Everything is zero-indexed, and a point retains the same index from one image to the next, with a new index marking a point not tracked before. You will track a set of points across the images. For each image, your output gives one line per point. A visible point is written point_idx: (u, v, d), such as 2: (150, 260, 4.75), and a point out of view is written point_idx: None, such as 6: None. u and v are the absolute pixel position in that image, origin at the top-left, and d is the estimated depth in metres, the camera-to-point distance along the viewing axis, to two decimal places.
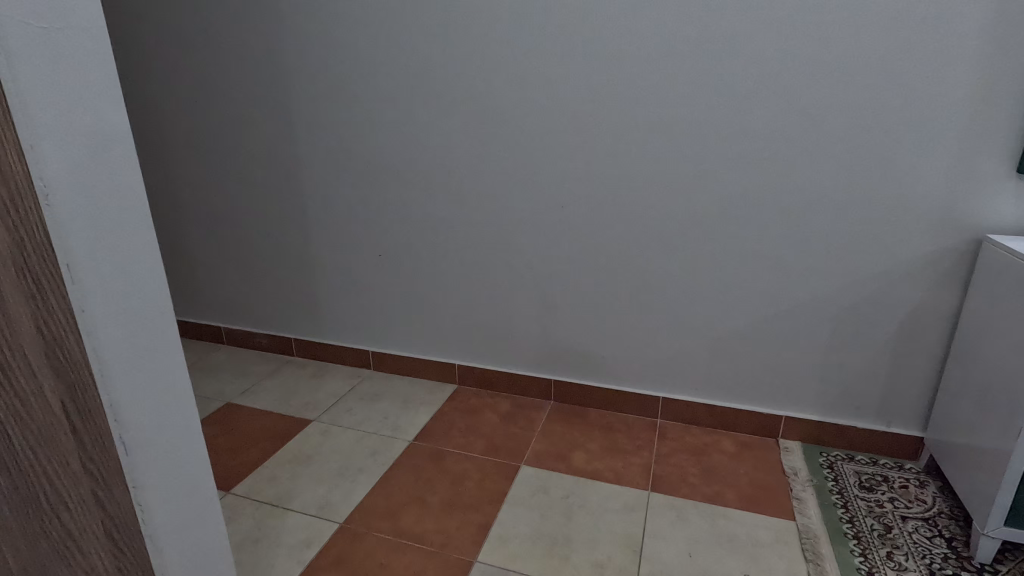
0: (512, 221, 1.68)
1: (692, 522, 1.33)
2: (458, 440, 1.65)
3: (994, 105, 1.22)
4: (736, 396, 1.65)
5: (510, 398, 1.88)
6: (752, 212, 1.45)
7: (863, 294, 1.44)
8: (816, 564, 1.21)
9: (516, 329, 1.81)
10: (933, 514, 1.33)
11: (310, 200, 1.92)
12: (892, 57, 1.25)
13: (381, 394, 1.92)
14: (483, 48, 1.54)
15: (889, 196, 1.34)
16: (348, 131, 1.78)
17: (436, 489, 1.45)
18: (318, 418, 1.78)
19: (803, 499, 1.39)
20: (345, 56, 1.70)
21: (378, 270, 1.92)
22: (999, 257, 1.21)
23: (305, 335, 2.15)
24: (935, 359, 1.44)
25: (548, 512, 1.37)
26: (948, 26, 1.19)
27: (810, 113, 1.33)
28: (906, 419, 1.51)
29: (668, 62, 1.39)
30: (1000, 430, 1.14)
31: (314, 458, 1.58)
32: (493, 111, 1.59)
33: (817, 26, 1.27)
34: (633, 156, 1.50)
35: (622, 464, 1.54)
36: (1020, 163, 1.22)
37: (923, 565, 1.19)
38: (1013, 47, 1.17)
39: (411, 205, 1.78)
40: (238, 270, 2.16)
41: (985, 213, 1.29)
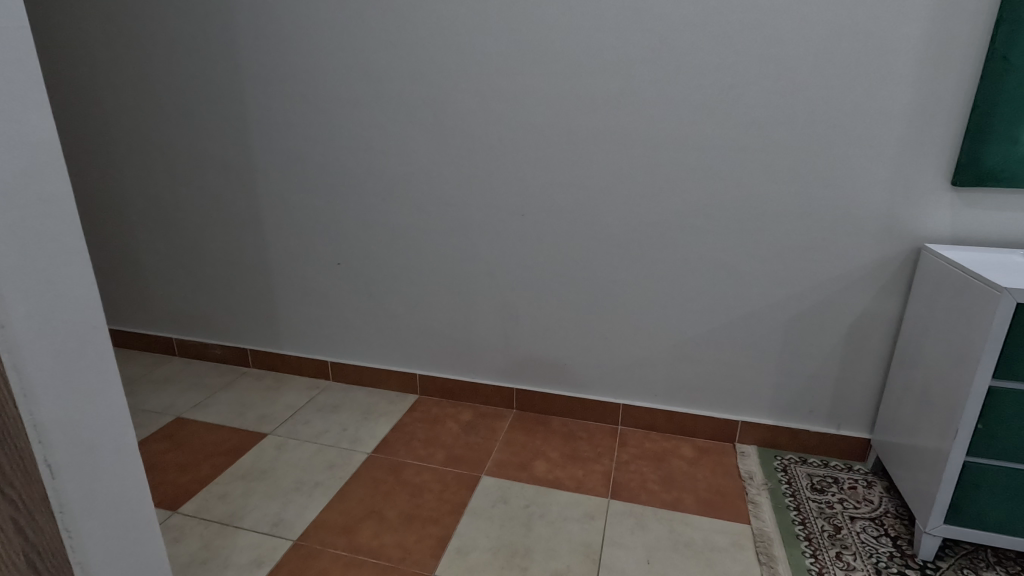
0: (473, 230, 1.67)
1: (651, 529, 1.34)
2: (418, 451, 1.63)
3: (931, 121, 1.28)
4: (693, 402, 1.67)
5: (472, 407, 1.86)
6: (708, 221, 1.48)
7: (814, 301, 1.48)
8: (769, 566, 1.23)
9: (478, 338, 1.80)
10: (880, 513, 1.37)
11: (265, 206, 1.87)
12: (836, 73, 1.29)
13: (341, 405, 1.87)
14: (442, 56, 1.53)
15: (836, 206, 1.39)
16: (305, 138, 1.74)
17: (395, 502, 1.43)
18: (274, 431, 1.73)
19: (757, 503, 1.42)
20: (301, 61, 1.66)
21: (336, 279, 1.89)
22: (936, 266, 1.27)
23: (261, 346, 2.09)
24: (880, 364, 1.49)
25: (507, 523, 1.36)
26: (888, 44, 1.25)
27: (760, 124, 1.37)
28: (855, 422, 1.56)
29: (625, 74, 1.41)
30: (939, 431, 1.19)
31: (269, 473, 1.53)
32: (452, 119, 1.58)
33: (767, 40, 1.31)
34: (591, 165, 1.51)
35: (583, 472, 1.55)
36: (954, 176, 1.28)
37: (869, 564, 1.23)
38: (947, 68, 1.23)
39: (370, 212, 1.76)
40: (191, 279, 2.09)
41: (924, 224, 1.35)
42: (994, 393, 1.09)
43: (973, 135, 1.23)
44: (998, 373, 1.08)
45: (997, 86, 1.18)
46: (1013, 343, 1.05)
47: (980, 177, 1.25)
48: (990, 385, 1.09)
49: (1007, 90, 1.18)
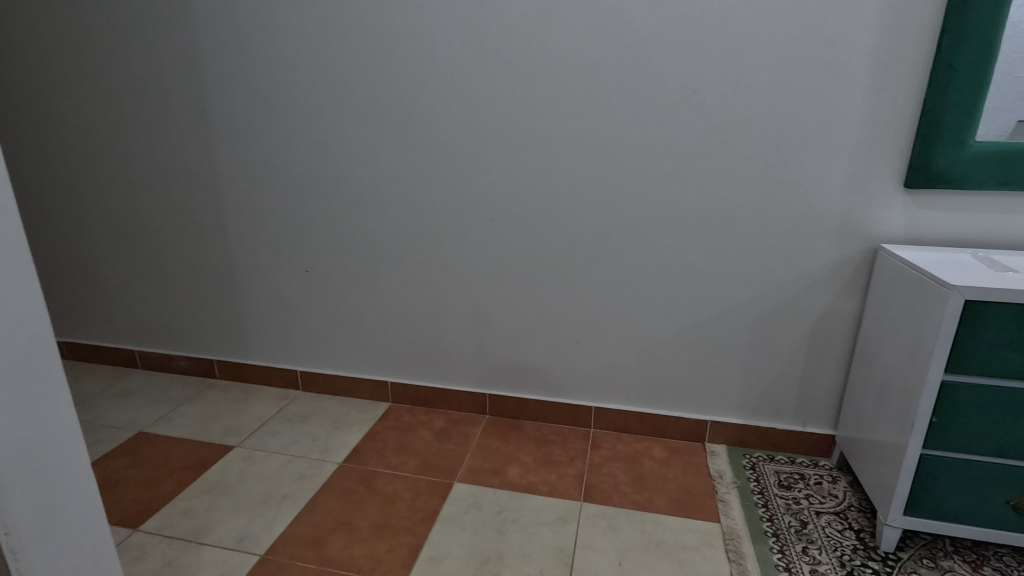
0: (443, 236, 1.67)
1: (623, 531, 1.35)
2: (390, 460, 1.61)
3: (884, 126, 1.32)
4: (664, 404, 1.69)
5: (445, 414, 1.85)
6: (673, 224, 1.50)
7: (778, 302, 1.51)
8: (738, 563, 1.25)
9: (450, 344, 1.79)
10: (844, 507, 1.41)
11: (230, 213, 1.83)
12: (792, 79, 1.33)
13: (311, 415, 1.84)
14: (408, 62, 1.53)
15: (796, 209, 1.42)
16: (271, 145, 1.72)
17: (366, 512, 1.41)
18: (241, 443, 1.70)
19: (727, 501, 1.44)
20: (265, 67, 1.64)
21: (305, 288, 1.86)
22: (891, 265, 1.31)
23: (228, 357, 2.05)
24: (841, 362, 1.53)
25: (480, 529, 1.35)
26: (841, 52, 1.29)
27: (722, 129, 1.40)
28: (820, 419, 1.60)
29: (590, 81, 1.43)
30: (897, 426, 1.22)
31: (235, 487, 1.50)
32: (419, 125, 1.57)
33: (726, 48, 1.34)
34: (559, 171, 1.52)
35: (556, 475, 1.55)
36: (906, 179, 1.33)
37: (834, 558, 1.26)
38: (897, 74, 1.28)
39: (339, 218, 1.74)
40: (153, 290, 2.03)
41: (880, 225, 1.39)
42: (946, 387, 1.13)
43: (923, 139, 1.28)
44: (950, 368, 1.12)
45: (944, 92, 1.24)
46: (963, 338, 1.09)
47: (931, 180, 1.30)
48: (943, 379, 1.13)
49: (952, 96, 1.23)
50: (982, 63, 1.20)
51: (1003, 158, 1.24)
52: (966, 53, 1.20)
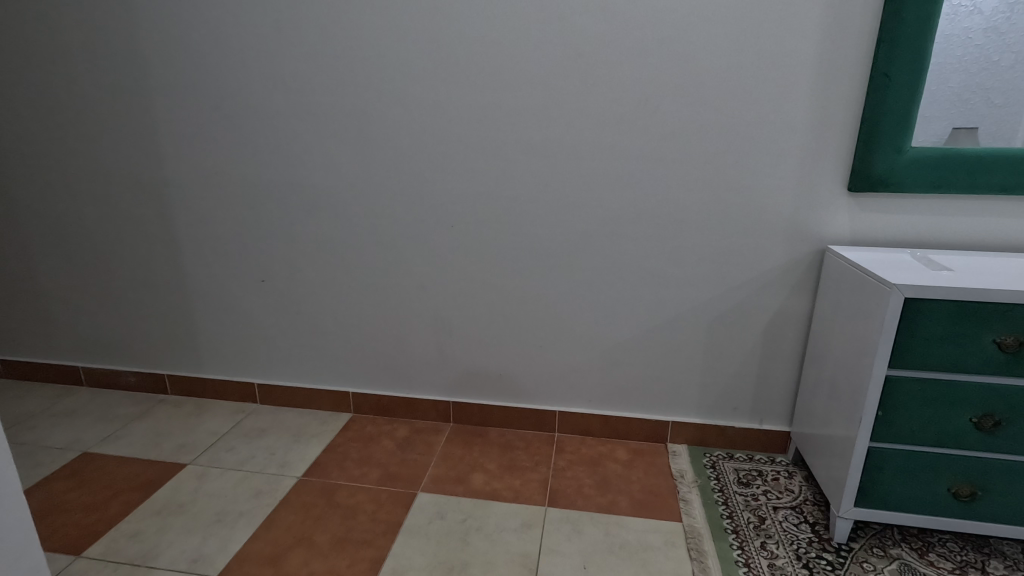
0: (403, 242, 1.65)
1: (587, 534, 1.35)
2: (352, 472, 1.58)
3: (828, 133, 1.37)
4: (626, 406, 1.71)
5: (408, 423, 1.83)
6: (631, 229, 1.52)
7: (733, 302, 1.55)
8: (699, 561, 1.27)
9: (412, 352, 1.77)
10: (800, 502, 1.45)
11: (180, 222, 1.77)
12: (741, 87, 1.37)
13: (269, 429, 1.79)
14: (364, 68, 1.51)
15: (748, 213, 1.47)
16: (223, 152, 1.67)
17: (326, 526, 1.37)
18: (194, 460, 1.63)
19: (688, 500, 1.47)
20: (216, 71, 1.60)
21: (261, 297, 1.81)
22: (838, 265, 1.36)
23: (181, 371, 1.97)
24: (794, 360, 1.58)
25: (444, 539, 1.34)
26: (786, 61, 1.34)
27: (676, 135, 1.43)
28: (775, 416, 1.64)
29: (547, 88, 1.44)
30: (846, 420, 1.27)
31: (187, 506, 1.44)
32: (377, 131, 1.56)
33: (678, 56, 1.37)
34: (518, 176, 1.53)
35: (520, 481, 1.55)
36: (850, 183, 1.39)
37: (791, 551, 1.29)
38: (839, 83, 1.34)
39: (295, 226, 1.70)
40: (98, 303, 1.94)
41: (826, 228, 1.45)
42: (890, 382, 1.18)
43: (864, 145, 1.34)
44: (893, 363, 1.17)
45: (881, 99, 1.30)
46: (905, 334, 1.14)
47: (872, 183, 1.36)
48: (887, 374, 1.18)
49: (889, 104, 1.30)
50: (914, 72, 1.27)
51: (936, 162, 1.32)
52: (900, 63, 1.27)
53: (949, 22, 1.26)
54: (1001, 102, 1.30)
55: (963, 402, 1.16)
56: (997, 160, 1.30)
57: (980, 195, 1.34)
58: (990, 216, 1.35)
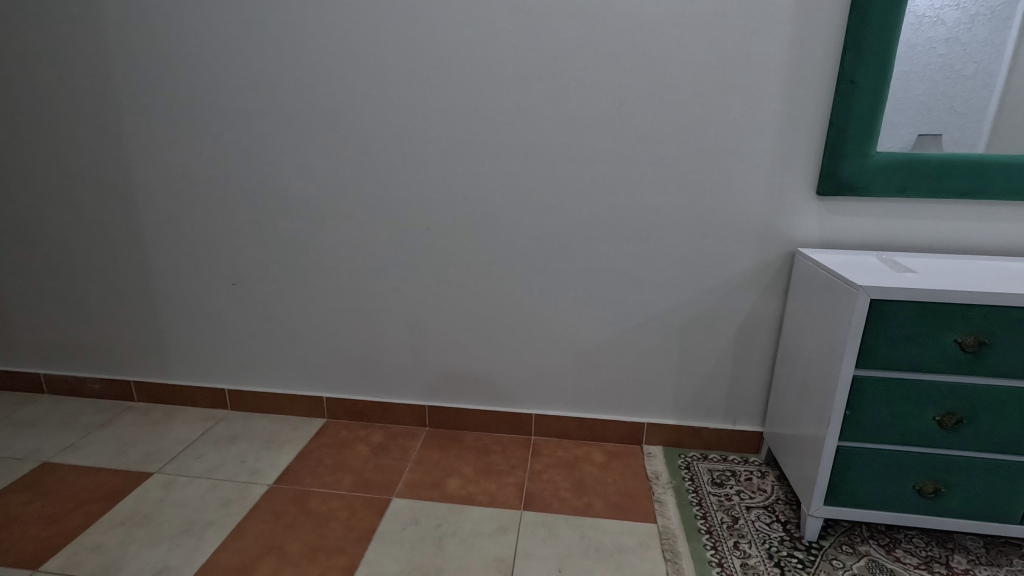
0: (377, 245, 1.63)
1: (562, 537, 1.35)
2: (325, 478, 1.55)
3: (797, 138, 1.40)
4: (602, 408, 1.71)
5: (383, 428, 1.80)
6: (606, 232, 1.53)
7: (706, 304, 1.57)
8: (673, 562, 1.27)
9: (387, 355, 1.75)
10: (772, 501, 1.47)
11: (147, 224, 1.73)
12: (712, 92, 1.39)
13: (239, 435, 1.75)
14: (336, 68, 1.49)
15: (721, 216, 1.48)
16: (191, 152, 1.63)
17: (297, 534, 1.35)
18: (161, 469, 1.59)
19: (663, 501, 1.47)
20: (184, 70, 1.56)
21: (231, 301, 1.78)
22: (807, 268, 1.39)
23: (148, 377, 1.92)
24: (766, 361, 1.60)
25: (418, 544, 1.32)
26: (756, 67, 1.36)
27: (649, 138, 1.44)
28: (748, 416, 1.66)
29: (521, 91, 1.44)
30: (816, 419, 1.29)
31: (152, 517, 1.40)
32: (349, 132, 1.54)
33: (651, 60, 1.38)
34: (493, 178, 1.52)
35: (496, 485, 1.54)
36: (818, 187, 1.41)
37: (763, 550, 1.30)
38: (807, 89, 1.36)
39: (266, 227, 1.67)
40: (61, 308, 1.88)
41: (796, 231, 1.47)
42: (857, 382, 1.20)
43: (832, 150, 1.37)
44: (860, 363, 1.19)
45: (848, 105, 1.33)
46: (871, 335, 1.16)
47: (840, 187, 1.39)
48: (854, 374, 1.20)
49: (855, 110, 1.32)
50: (879, 79, 1.30)
51: (901, 167, 1.35)
52: (865, 70, 1.30)
53: (914, 31, 1.29)
54: (964, 109, 1.33)
55: (927, 401, 1.19)
56: (958, 166, 1.34)
57: (941, 199, 1.38)
58: (952, 220, 1.39)
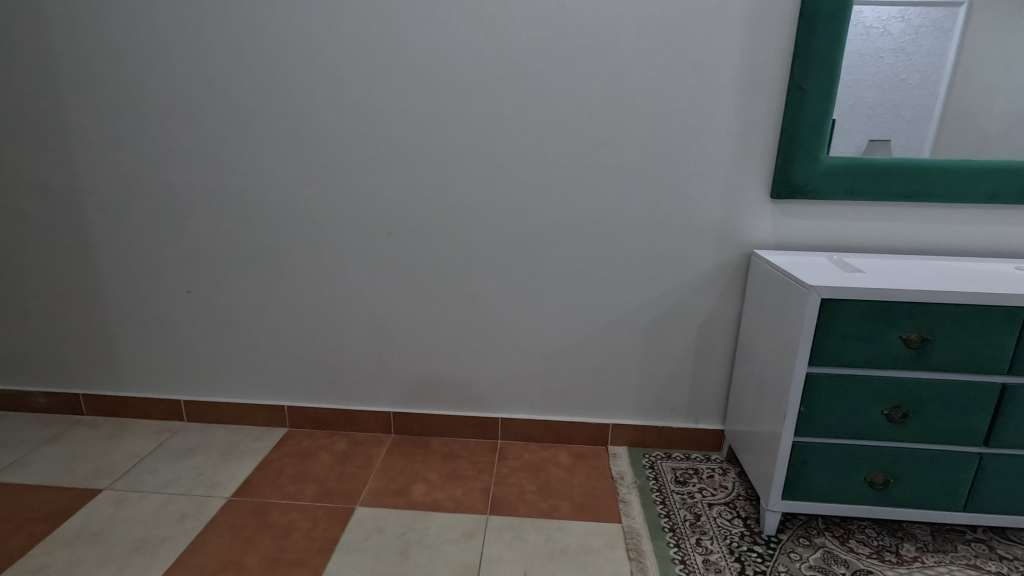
0: (339, 250, 1.61)
1: (528, 540, 1.35)
2: (286, 489, 1.52)
3: (751, 143, 1.44)
4: (568, 410, 1.72)
5: (348, 435, 1.77)
6: (568, 235, 1.54)
7: (668, 306, 1.60)
8: (638, 561, 1.29)
9: (350, 362, 1.73)
10: (733, 497, 1.50)
11: (96, 229, 1.66)
12: (670, 97, 1.42)
13: (196, 447, 1.69)
14: (294, 70, 1.46)
15: (680, 219, 1.51)
16: (142, 155, 1.58)
17: (256, 547, 1.31)
18: (111, 485, 1.52)
19: (628, 501, 1.49)
20: (134, 71, 1.51)
21: (187, 309, 1.72)
22: (762, 269, 1.43)
23: (99, 390, 1.84)
24: (726, 360, 1.64)
25: (382, 554, 1.30)
26: (711, 73, 1.40)
27: (610, 142, 1.46)
28: (710, 415, 1.70)
29: (482, 95, 1.44)
30: (773, 416, 1.33)
31: (102, 535, 1.34)
32: (308, 135, 1.51)
33: (609, 67, 1.40)
34: (455, 182, 1.52)
35: (462, 491, 1.53)
36: (772, 190, 1.46)
37: (724, 546, 1.33)
38: (760, 95, 1.40)
39: (223, 232, 1.62)
40: (3, 320, 1.79)
41: (752, 233, 1.51)
42: (810, 379, 1.24)
43: (785, 154, 1.41)
44: (812, 360, 1.23)
45: (799, 111, 1.37)
46: (823, 333, 1.20)
47: (792, 190, 1.43)
48: (807, 371, 1.24)
49: (805, 116, 1.37)
50: (827, 86, 1.35)
51: (849, 171, 1.41)
52: (814, 78, 1.35)
53: (862, 42, 1.35)
54: (910, 117, 1.39)
55: (876, 395, 1.24)
56: (901, 170, 1.40)
57: (886, 202, 1.44)
58: (897, 221, 1.45)
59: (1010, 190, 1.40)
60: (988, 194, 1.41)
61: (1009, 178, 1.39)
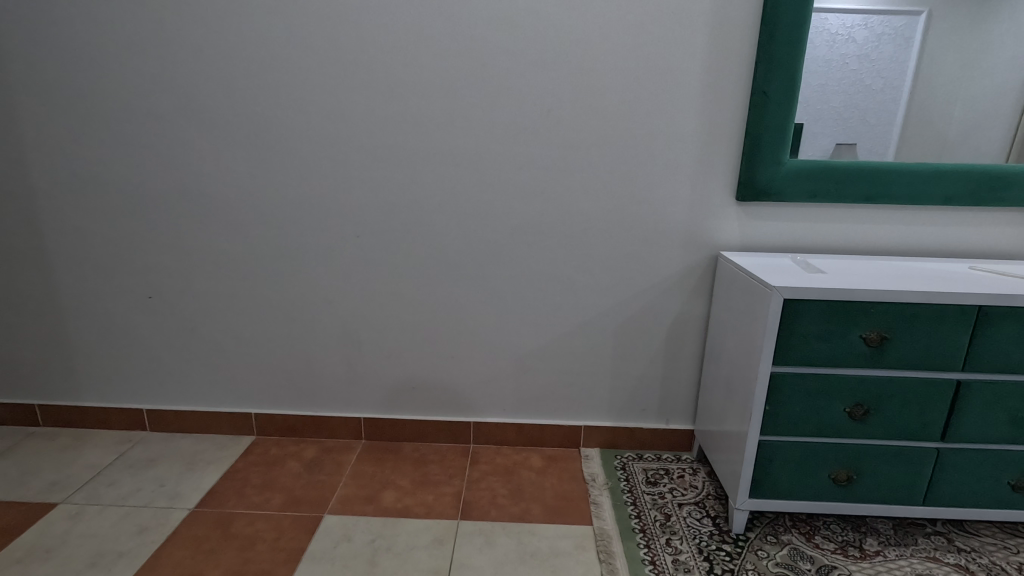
0: (306, 254, 1.58)
1: (499, 545, 1.34)
2: (252, 498, 1.48)
3: (716, 146, 1.46)
4: (540, 413, 1.72)
5: (317, 442, 1.74)
6: (538, 238, 1.54)
7: (637, 308, 1.61)
8: (608, 563, 1.29)
9: (319, 367, 1.70)
10: (703, 497, 1.51)
11: (51, 233, 1.61)
12: (636, 101, 1.43)
13: (159, 458, 1.65)
14: (258, 71, 1.44)
15: (648, 221, 1.53)
16: (100, 158, 1.53)
17: (219, 560, 1.28)
18: (67, 499, 1.47)
19: (599, 503, 1.49)
20: (89, 70, 1.47)
21: (149, 315, 1.67)
22: (728, 270, 1.44)
23: (56, 400, 1.78)
24: (695, 361, 1.66)
25: (350, 562, 1.28)
26: (676, 77, 1.41)
27: (579, 145, 1.47)
28: (680, 415, 1.71)
29: (450, 98, 1.44)
30: (739, 415, 1.34)
31: (56, 551, 1.29)
32: (273, 137, 1.49)
33: (576, 70, 1.41)
34: (424, 185, 1.51)
35: (433, 496, 1.51)
36: (737, 192, 1.48)
37: (693, 545, 1.34)
38: (724, 99, 1.43)
39: (186, 236, 1.59)
40: None
41: (719, 235, 1.53)
42: (774, 378, 1.26)
43: (749, 157, 1.43)
44: (776, 360, 1.25)
45: (762, 115, 1.40)
46: (785, 333, 1.22)
47: (757, 193, 1.46)
48: (771, 371, 1.26)
49: (769, 121, 1.40)
50: (788, 91, 1.38)
51: (812, 174, 1.43)
52: (776, 83, 1.37)
53: (828, 48, 1.38)
54: (874, 121, 1.43)
55: (838, 394, 1.26)
56: (861, 173, 1.43)
57: (848, 204, 1.48)
58: (858, 223, 1.49)
59: (966, 192, 1.44)
60: (944, 196, 1.45)
61: (964, 180, 1.44)
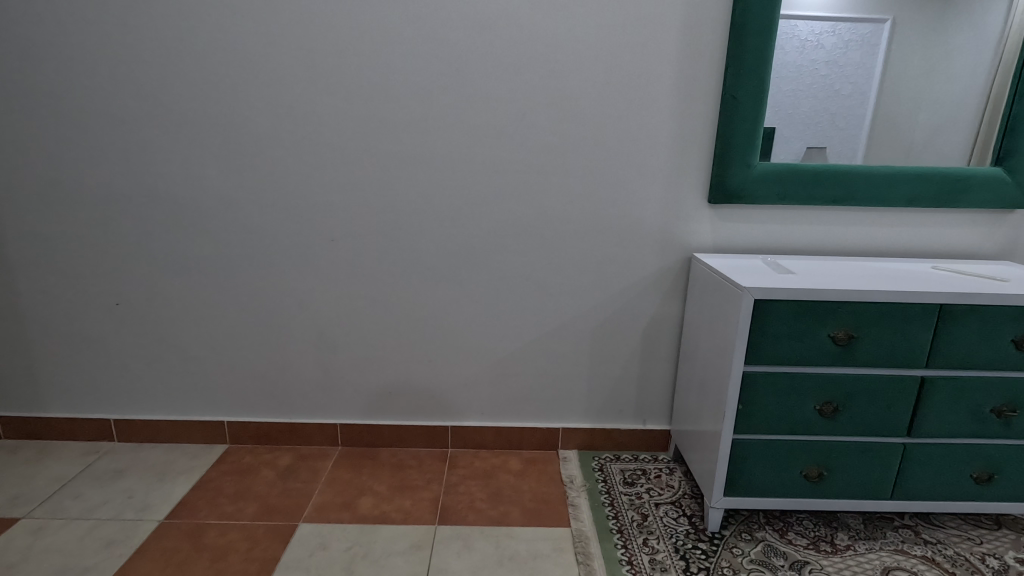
0: (279, 259, 1.56)
1: (477, 549, 1.34)
2: (225, 508, 1.45)
3: (689, 149, 1.48)
4: (518, 416, 1.72)
5: (292, 449, 1.72)
6: (514, 241, 1.55)
7: (613, 310, 1.62)
8: (586, 564, 1.29)
9: (293, 373, 1.67)
10: (679, 496, 1.53)
11: (12, 239, 1.56)
12: (609, 105, 1.45)
13: (127, 469, 1.60)
14: (229, 73, 1.42)
15: (623, 224, 1.54)
16: (63, 161, 1.49)
17: (190, 571, 1.25)
18: (30, 513, 1.42)
19: (577, 504, 1.50)
20: (52, 71, 1.43)
21: (116, 322, 1.63)
22: (702, 272, 1.47)
23: (18, 411, 1.72)
24: (670, 362, 1.68)
25: (325, 571, 1.26)
26: (648, 81, 1.43)
27: (554, 148, 1.48)
28: (656, 416, 1.73)
29: (425, 101, 1.43)
30: (713, 414, 1.36)
31: (17, 568, 1.25)
32: (245, 140, 1.46)
33: (551, 74, 1.42)
34: (399, 188, 1.50)
35: (410, 501, 1.50)
36: (709, 195, 1.50)
37: (669, 544, 1.35)
38: (695, 104, 1.45)
39: (154, 241, 1.55)
40: None
41: (692, 237, 1.55)
42: (746, 378, 1.28)
43: (721, 161, 1.46)
44: (748, 360, 1.27)
45: (732, 118, 1.42)
46: (756, 333, 1.24)
47: (729, 196, 1.48)
48: (743, 371, 1.28)
49: (739, 125, 1.42)
50: (757, 96, 1.41)
51: (781, 177, 1.46)
52: (746, 87, 1.40)
53: (798, 54, 1.41)
54: (842, 125, 1.46)
55: (808, 392, 1.29)
56: (829, 176, 1.47)
57: (816, 206, 1.51)
58: (826, 224, 1.53)
59: (929, 194, 1.49)
60: (908, 198, 1.49)
61: (927, 183, 1.48)
